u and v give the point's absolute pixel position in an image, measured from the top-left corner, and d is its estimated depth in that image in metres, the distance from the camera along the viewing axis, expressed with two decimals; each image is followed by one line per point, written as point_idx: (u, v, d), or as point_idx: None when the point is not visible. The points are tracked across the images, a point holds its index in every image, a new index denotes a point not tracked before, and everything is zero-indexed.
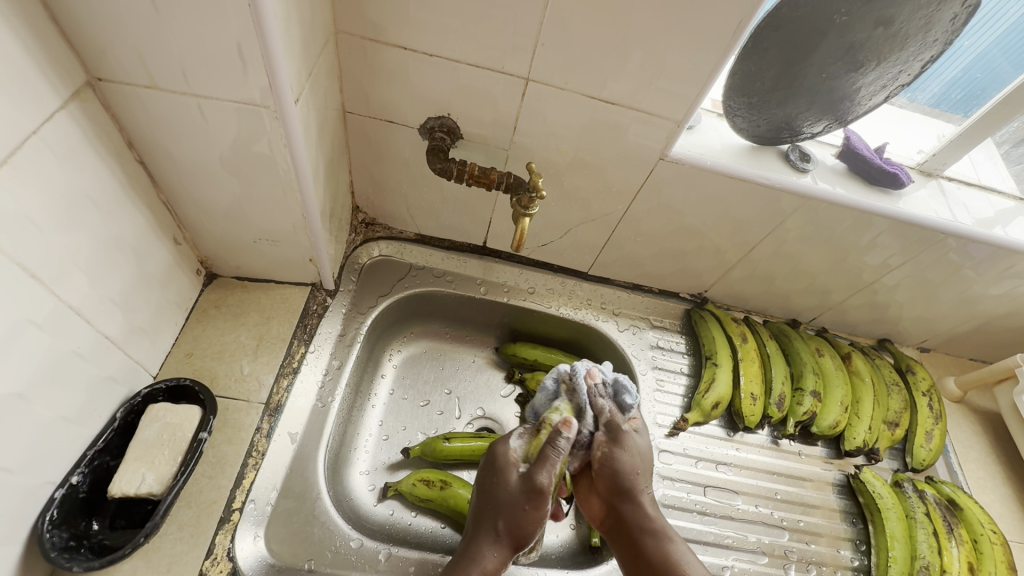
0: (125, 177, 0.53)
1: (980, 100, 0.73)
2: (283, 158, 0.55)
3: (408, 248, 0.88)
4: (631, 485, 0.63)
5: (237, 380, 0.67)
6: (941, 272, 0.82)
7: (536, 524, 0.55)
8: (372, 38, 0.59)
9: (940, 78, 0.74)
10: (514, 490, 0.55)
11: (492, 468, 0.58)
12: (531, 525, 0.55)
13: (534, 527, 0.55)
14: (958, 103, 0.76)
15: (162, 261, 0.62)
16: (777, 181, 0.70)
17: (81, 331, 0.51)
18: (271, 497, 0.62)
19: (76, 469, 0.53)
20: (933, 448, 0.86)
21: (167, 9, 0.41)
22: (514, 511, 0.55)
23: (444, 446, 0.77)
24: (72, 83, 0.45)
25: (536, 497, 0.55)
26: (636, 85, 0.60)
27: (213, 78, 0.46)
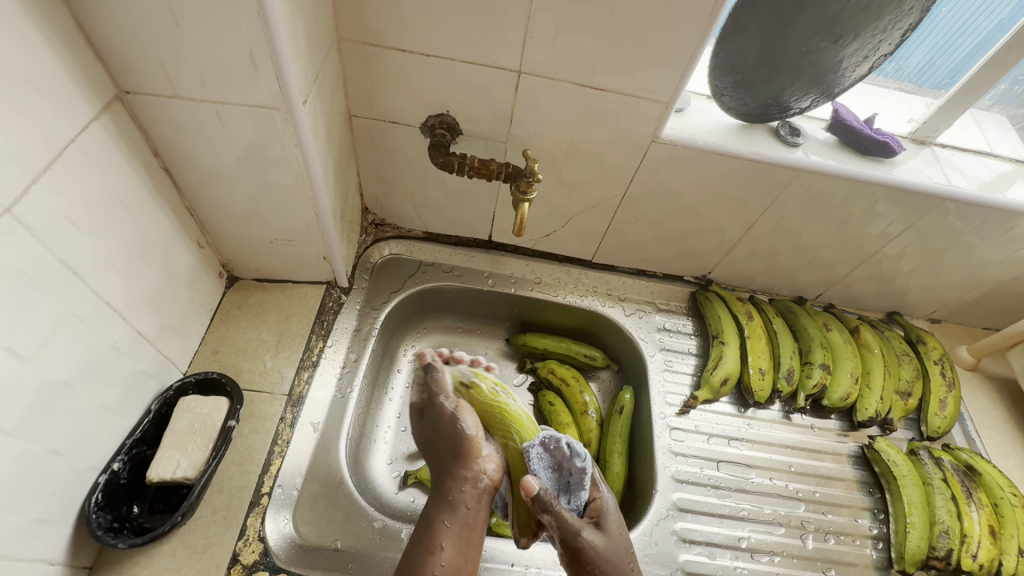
0: (152, 183, 0.57)
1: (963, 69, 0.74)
2: (295, 158, 0.59)
3: (417, 245, 0.92)
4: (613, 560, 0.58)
5: (261, 373, 0.71)
6: (945, 238, 0.82)
7: (466, 434, 0.66)
8: (372, 43, 0.63)
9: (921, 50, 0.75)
10: (432, 421, 0.68)
11: (422, 412, 0.71)
12: (466, 433, 0.66)
13: (470, 437, 0.65)
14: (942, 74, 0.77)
15: (187, 262, 0.66)
16: (768, 156, 0.72)
17: (117, 326, 0.55)
18: (296, 483, 0.65)
19: (117, 456, 0.56)
20: (948, 415, 0.86)
21: (186, 21, 0.45)
22: (447, 438, 0.66)
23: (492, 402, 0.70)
24: (103, 96, 0.49)
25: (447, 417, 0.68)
26: (624, 71, 0.63)
27: (227, 85, 0.51)
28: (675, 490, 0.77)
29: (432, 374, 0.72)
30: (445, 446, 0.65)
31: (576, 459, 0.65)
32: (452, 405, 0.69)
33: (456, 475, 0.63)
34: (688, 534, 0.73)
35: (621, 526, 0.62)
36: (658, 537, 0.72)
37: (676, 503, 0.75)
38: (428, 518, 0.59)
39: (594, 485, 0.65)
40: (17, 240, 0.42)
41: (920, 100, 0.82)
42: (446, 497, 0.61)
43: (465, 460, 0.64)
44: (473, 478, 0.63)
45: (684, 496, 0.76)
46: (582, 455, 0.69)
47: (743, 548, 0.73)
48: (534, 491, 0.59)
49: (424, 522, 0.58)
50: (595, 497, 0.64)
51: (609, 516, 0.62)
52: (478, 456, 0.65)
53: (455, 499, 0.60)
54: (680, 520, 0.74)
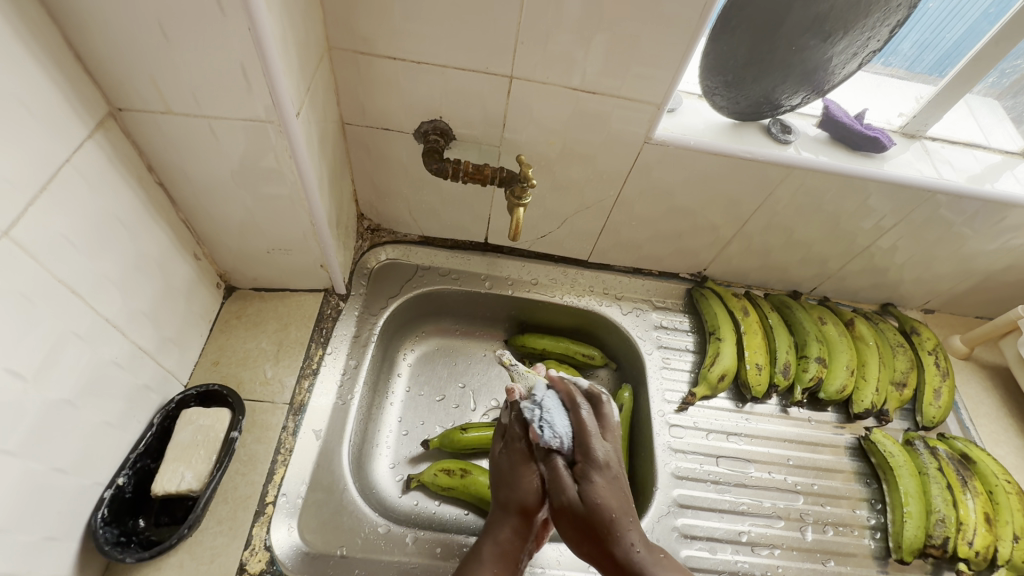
0: (147, 197, 0.57)
1: (956, 58, 0.74)
2: (290, 169, 0.59)
3: (413, 249, 0.92)
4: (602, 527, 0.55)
5: (262, 383, 0.71)
6: (936, 230, 0.83)
7: (538, 493, 0.60)
8: (363, 51, 0.63)
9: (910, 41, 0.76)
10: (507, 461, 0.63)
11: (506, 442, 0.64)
12: (531, 495, 0.60)
13: (542, 498, 0.60)
14: (933, 64, 0.77)
15: (185, 275, 0.66)
16: (760, 154, 0.73)
17: (116, 342, 0.55)
18: (301, 491, 0.66)
19: (122, 471, 0.57)
20: (943, 405, 0.87)
21: (177, 38, 0.45)
22: (514, 486, 0.61)
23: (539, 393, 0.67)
24: (96, 114, 0.49)
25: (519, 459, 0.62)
26: (615, 74, 0.63)
27: (218, 99, 0.51)
28: (676, 486, 0.77)
29: (519, 416, 0.63)
30: (513, 495, 0.60)
31: (549, 421, 0.59)
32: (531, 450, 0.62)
33: (510, 525, 0.60)
34: (689, 530, 0.74)
35: (609, 485, 0.57)
36: (660, 533, 0.73)
37: (676, 500, 0.76)
38: (474, 561, 0.57)
39: (586, 441, 0.58)
40: (16, 262, 0.42)
41: (910, 96, 0.81)
42: (495, 543, 0.59)
43: (525, 520, 0.60)
44: (525, 533, 0.60)
45: (684, 492, 0.77)
46: (578, 407, 0.60)
47: (743, 542, 0.74)
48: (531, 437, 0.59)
49: (470, 565, 0.57)
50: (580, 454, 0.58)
51: (595, 474, 0.57)
52: (535, 519, 0.60)
53: (504, 550, 0.58)
54: (680, 517, 0.75)
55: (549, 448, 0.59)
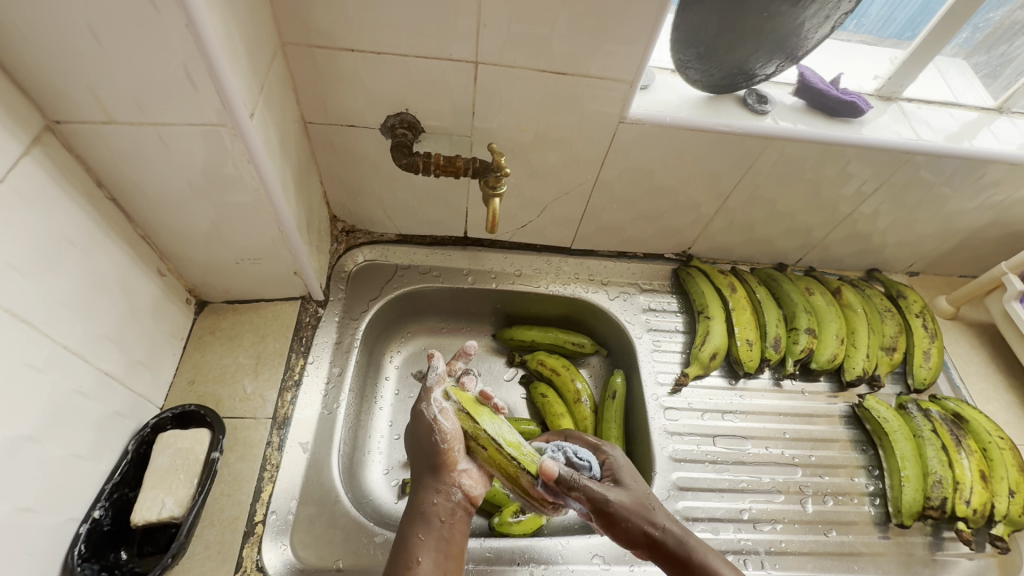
0: (99, 214, 0.54)
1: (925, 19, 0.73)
2: (250, 175, 0.56)
3: (392, 249, 0.89)
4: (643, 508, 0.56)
5: (242, 399, 0.69)
6: (918, 191, 0.83)
7: (444, 446, 0.59)
8: (318, 45, 0.59)
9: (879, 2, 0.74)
10: (414, 427, 0.61)
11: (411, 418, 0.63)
12: (443, 446, 0.58)
13: (448, 450, 0.59)
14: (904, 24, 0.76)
15: (150, 293, 0.63)
16: (737, 127, 0.71)
17: (80, 370, 0.52)
18: (291, 507, 0.64)
19: (97, 503, 0.54)
20: (932, 366, 0.87)
21: (109, 41, 0.42)
22: (421, 444, 0.59)
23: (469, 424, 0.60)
24: (30, 129, 0.45)
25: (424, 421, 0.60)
26: (584, 53, 0.61)
27: (164, 104, 0.47)
28: (675, 470, 0.77)
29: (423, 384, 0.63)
30: (428, 460, 0.59)
31: (584, 456, 0.61)
32: (434, 413, 0.60)
33: (429, 488, 0.57)
34: (691, 512, 0.73)
35: (638, 478, 0.60)
36: None
37: (676, 483, 0.76)
38: (402, 531, 0.54)
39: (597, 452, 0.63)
40: None
41: (885, 57, 0.80)
42: (418, 507, 0.56)
43: (439, 475, 0.58)
44: (446, 491, 0.57)
45: (683, 475, 0.76)
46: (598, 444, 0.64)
47: (745, 520, 0.74)
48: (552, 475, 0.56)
49: (398, 539, 0.54)
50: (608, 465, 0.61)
51: (621, 476, 0.60)
52: (454, 471, 0.58)
53: (428, 512, 0.55)
54: (681, 499, 0.74)
55: (581, 472, 0.59)
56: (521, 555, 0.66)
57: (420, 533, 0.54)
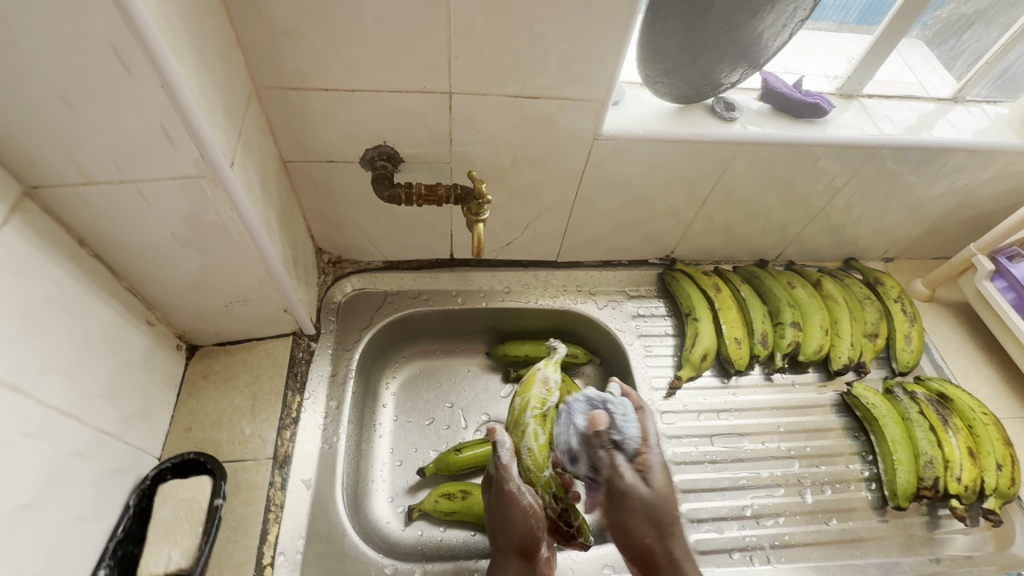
0: (83, 272, 0.54)
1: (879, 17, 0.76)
2: (234, 221, 0.56)
3: (379, 277, 0.90)
4: (659, 518, 0.52)
5: (241, 442, 0.68)
6: (886, 182, 0.85)
7: (534, 528, 0.60)
8: (292, 87, 0.60)
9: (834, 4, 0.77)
10: (501, 508, 0.61)
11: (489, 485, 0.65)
12: (535, 530, 0.60)
13: (537, 534, 0.60)
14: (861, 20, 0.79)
15: (139, 344, 0.63)
16: (708, 135, 0.74)
17: (75, 431, 0.51)
18: (298, 545, 0.64)
19: (102, 563, 0.54)
20: (914, 348, 0.90)
21: (84, 104, 0.42)
22: (515, 528, 0.60)
23: (517, 408, 0.72)
24: (9, 196, 0.45)
25: (510, 502, 0.61)
26: (555, 76, 0.62)
27: (141, 160, 0.47)
28: (675, 473, 0.77)
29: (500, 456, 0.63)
30: (515, 542, 0.60)
31: (627, 423, 0.58)
32: (516, 486, 0.62)
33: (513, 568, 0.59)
34: (695, 514, 0.74)
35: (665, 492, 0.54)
36: None
37: (678, 486, 0.76)
38: None
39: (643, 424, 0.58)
40: None
41: (840, 58, 0.82)
42: None
43: (528, 561, 0.59)
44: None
45: (685, 477, 0.77)
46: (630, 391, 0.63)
47: (748, 516, 0.75)
48: (602, 424, 0.58)
49: None
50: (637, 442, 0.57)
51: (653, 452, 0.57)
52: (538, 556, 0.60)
53: None
54: (684, 502, 0.75)
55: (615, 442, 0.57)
56: None
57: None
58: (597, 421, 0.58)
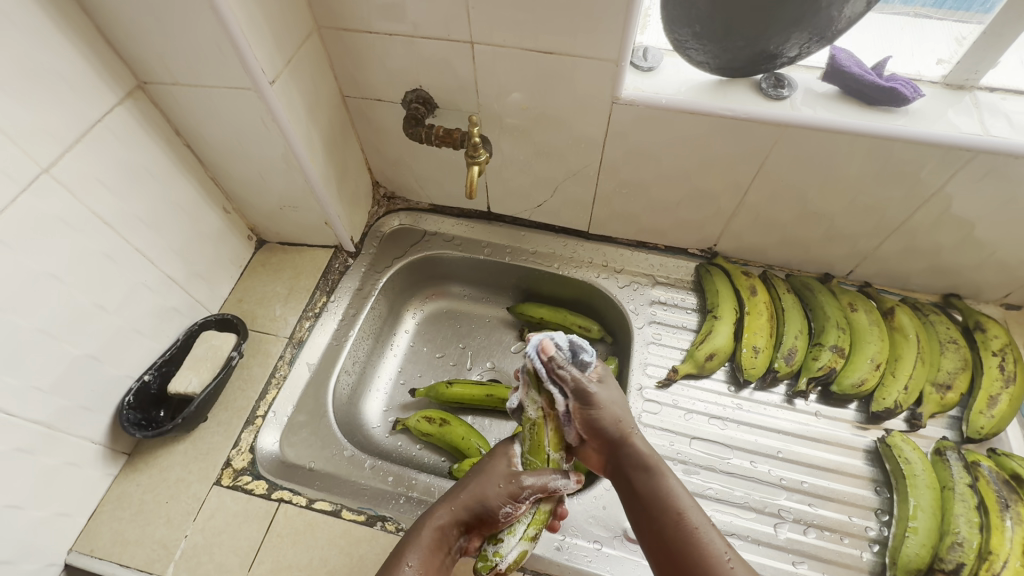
0: (175, 156, 0.72)
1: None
2: (276, 131, 0.69)
3: (423, 216, 1.00)
4: (615, 432, 0.61)
5: (271, 319, 0.84)
6: (997, 200, 0.69)
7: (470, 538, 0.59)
8: (344, 28, 0.71)
9: None
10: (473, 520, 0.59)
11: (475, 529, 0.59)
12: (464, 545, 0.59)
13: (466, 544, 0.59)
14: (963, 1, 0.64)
15: (214, 223, 0.81)
16: (743, 112, 0.68)
17: (146, 268, 0.70)
18: (288, 411, 0.77)
19: (149, 370, 0.72)
20: (998, 415, 0.72)
21: (163, 19, 0.56)
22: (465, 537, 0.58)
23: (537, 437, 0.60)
24: (124, 87, 0.63)
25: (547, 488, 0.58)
26: (567, 32, 0.64)
27: (207, 71, 0.62)
28: None
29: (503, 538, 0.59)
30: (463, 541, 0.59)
31: (577, 354, 0.59)
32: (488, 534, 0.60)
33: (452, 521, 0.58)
34: None
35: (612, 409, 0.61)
36: (608, 500, 0.71)
37: None
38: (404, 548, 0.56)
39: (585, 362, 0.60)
40: (54, 194, 0.57)
41: (946, 36, 0.68)
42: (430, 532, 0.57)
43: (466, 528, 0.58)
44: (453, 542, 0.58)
45: None
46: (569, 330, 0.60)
47: None
48: (549, 351, 0.57)
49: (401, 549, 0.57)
50: (570, 377, 0.59)
51: (599, 386, 0.61)
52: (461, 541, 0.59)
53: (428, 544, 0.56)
54: None
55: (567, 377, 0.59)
56: None
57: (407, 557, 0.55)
58: (542, 350, 0.57)
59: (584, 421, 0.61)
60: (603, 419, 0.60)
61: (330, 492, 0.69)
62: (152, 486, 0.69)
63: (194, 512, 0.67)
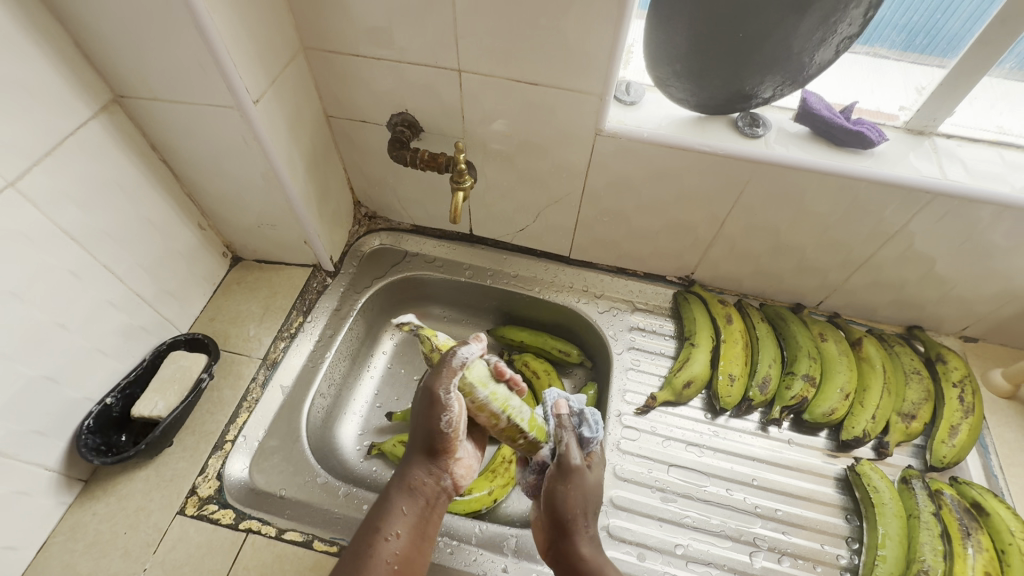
0: (150, 171, 0.70)
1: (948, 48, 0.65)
2: (258, 150, 0.68)
3: (404, 237, 0.99)
4: (573, 519, 0.57)
5: (245, 339, 0.82)
6: (956, 239, 0.72)
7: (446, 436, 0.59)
8: (330, 50, 0.71)
9: (894, 25, 0.67)
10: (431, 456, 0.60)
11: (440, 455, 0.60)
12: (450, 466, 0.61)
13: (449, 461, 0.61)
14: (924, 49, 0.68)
15: (187, 240, 0.79)
16: (722, 149, 0.70)
17: (114, 286, 0.67)
18: (258, 435, 0.74)
19: (111, 392, 0.69)
20: (959, 444, 0.75)
21: (146, 33, 0.55)
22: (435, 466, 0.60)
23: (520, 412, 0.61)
24: (100, 99, 0.61)
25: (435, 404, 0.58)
26: (554, 65, 0.65)
27: (190, 88, 0.61)
28: (615, 487, 0.74)
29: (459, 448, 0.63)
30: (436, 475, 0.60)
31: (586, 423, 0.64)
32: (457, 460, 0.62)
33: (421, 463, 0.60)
34: (619, 532, 0.70)
35: (577, 491, 0.58)
36: None
37: (613, 500, 0.73)
38: (385, 502, 0.58)
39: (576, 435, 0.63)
40: (20, 209, 0.54)
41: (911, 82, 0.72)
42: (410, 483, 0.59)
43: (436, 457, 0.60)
44: (438, 475, 0.60)
45: (625, 494, 0.74)
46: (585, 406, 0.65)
47: (676, 555, 0.69)
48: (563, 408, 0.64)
49: (381, 506, 0.57)
50: (564, 442, 0.61)
51: (573, 473, 0.59)
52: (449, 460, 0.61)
53: (414, 489, 0.58)
54: (614, 518, 0.72)
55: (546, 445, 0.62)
56: (444, 526, 0.70)
57: (385, 521, 0.56)
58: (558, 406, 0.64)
59: (552, 494, 0.58)
60: (570, 498, 0.57)
61: (300, 522, 0.67)
62: (109, 516, 0.66)
63: (155, 544, 0.64)
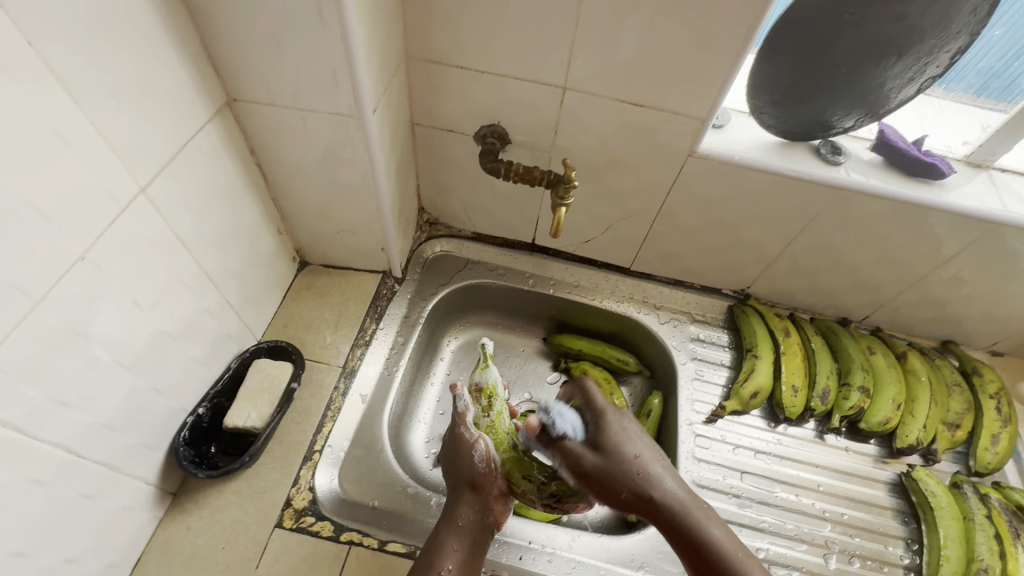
0: (246, 175, 0.68)
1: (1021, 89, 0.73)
2: (364, 159, 0.67)
3: (465, 244, 0.99)
4: (634, 470, 0.58)
5: (322, 347, 0.81)
6: (1004, 265, 0.79)
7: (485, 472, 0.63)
8: (434, 60, 0.71)
9: (974, 68, 0.74)
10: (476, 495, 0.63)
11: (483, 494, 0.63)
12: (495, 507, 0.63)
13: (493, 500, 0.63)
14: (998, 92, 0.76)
15: (267, 245, 0.77)
16: (808, 174, 0.74)
17: (211, 293, 0.65)
18: (344, 445, 0.73)
19: (202, 402, 0.67)
20: (1000, 451, 0.82)
21: (285, 41, 0.54)
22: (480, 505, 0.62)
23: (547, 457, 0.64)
24: (216, 103, 0.60)
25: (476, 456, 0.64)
26: (663, 89, 0.67)
27: (313, 95, 0.60)
28: None
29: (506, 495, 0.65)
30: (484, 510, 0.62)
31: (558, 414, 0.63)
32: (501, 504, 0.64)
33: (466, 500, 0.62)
34: None
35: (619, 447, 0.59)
36: None
37: None
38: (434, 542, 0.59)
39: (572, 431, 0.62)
40: (147, 216, 0.53)
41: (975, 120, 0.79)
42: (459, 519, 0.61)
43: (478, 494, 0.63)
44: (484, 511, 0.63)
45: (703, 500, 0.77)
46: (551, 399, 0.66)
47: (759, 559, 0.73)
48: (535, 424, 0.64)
49: (431, 546, 0.59)
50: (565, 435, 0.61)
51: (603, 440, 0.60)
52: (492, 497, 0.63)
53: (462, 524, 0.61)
54: None
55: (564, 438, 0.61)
56: (537, 536, 0.71)
57: (442, 559, 0.57)
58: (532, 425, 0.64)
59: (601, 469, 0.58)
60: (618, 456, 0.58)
61: (400, 533, 0.67)
62: (205, 530, 0.64)
63: (257, 558, 0.63)
